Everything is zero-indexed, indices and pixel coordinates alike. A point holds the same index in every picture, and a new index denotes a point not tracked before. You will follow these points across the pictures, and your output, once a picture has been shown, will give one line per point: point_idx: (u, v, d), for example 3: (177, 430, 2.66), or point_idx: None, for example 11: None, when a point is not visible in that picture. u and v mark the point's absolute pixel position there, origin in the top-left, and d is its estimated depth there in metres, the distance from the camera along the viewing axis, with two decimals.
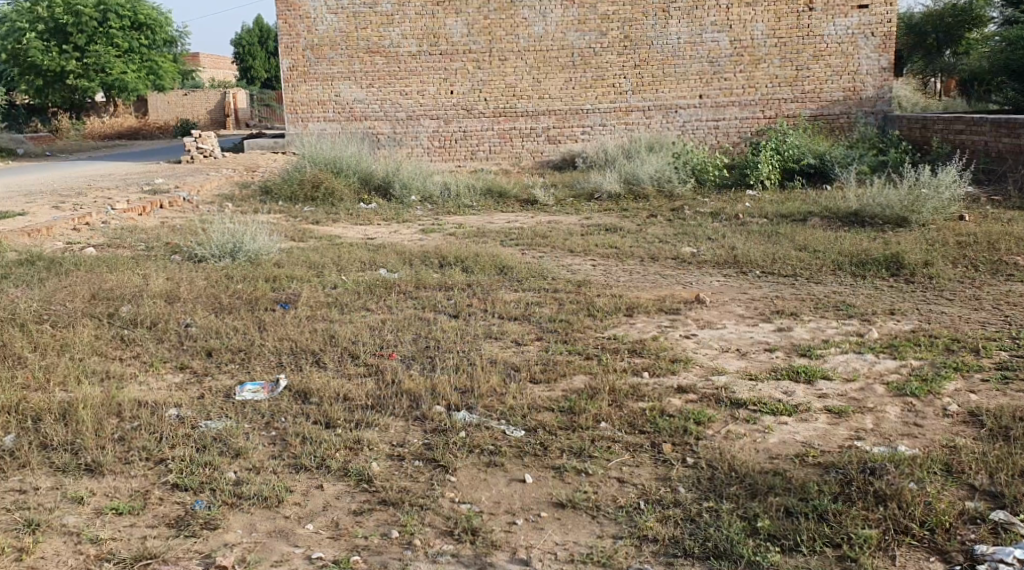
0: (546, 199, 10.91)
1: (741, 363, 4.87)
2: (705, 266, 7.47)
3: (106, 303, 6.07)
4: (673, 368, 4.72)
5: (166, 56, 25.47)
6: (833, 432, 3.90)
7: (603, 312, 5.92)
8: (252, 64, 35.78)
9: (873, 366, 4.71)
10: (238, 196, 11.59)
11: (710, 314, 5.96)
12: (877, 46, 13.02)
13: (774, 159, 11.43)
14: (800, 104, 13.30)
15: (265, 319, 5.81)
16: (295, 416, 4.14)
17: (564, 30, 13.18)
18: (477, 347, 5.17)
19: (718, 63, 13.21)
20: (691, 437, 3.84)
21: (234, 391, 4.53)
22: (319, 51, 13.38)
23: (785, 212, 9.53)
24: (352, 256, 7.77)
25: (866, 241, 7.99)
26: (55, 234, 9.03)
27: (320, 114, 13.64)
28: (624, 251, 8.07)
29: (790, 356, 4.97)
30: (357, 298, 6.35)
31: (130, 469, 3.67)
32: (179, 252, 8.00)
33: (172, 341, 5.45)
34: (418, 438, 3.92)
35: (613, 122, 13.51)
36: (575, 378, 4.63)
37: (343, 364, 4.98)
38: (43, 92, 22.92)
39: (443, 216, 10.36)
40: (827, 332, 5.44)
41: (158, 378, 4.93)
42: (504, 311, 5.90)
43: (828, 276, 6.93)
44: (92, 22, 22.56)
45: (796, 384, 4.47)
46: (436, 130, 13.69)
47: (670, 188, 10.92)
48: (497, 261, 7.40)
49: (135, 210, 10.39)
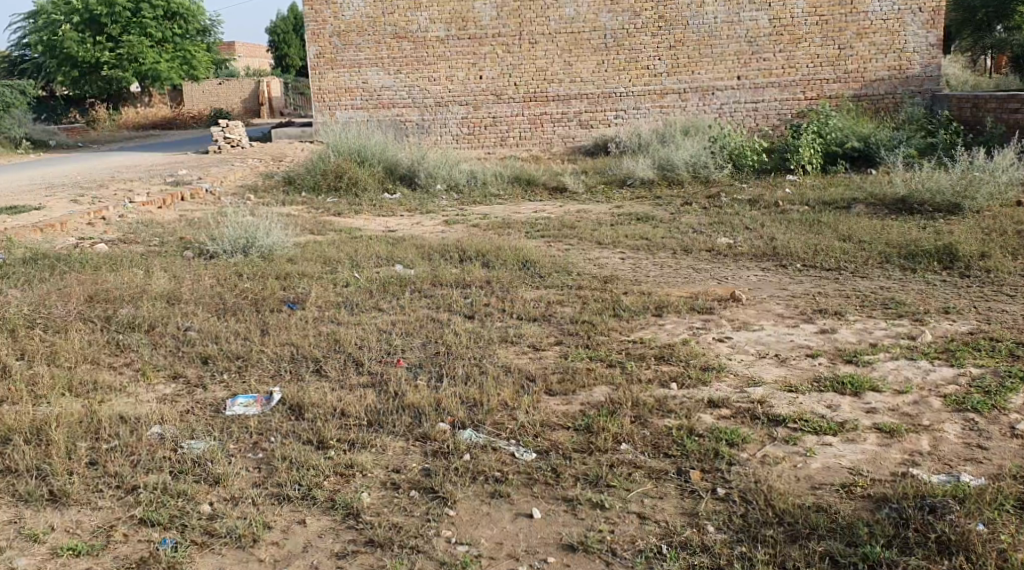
0: (576, 186, 10.46)
1: (780, 371, 4.42)
2: (741, 259, 7.00)
3: (105, 305, 5.75)
4: (704, 377, 4.27)
5: (201, 46, 25.11)
6: (884, 456, 3.45)
7: (631, 312, 5.48)
8: (287, 52, 35.59)
9: (928, 376, 4.24)
10: (262, 186, 11.27)
11: (747, 313, 5.50)
12: (926, 22, 12.33)
13: (816, 143, 10.87)
14: (842, 84, 12.71)
15: (269, 321, 5.45)
16: (284, 435, 3.78)
17: (596, 10, 12.69)
18: (492, 352, 4.77)
19: (756, 42, 12.64)
20: (722, 462, 3.42)
21: (224, 404, 4.16)
22: (346, 37, 13.03)
23: (827, 199, 9.02)
24: (370, 250, 7.39)
25: (915, 231, 7.49)
26: (70, 229, 8.74)
27: (347, 102, 13.30)
28: (656, 242, 7.62)
29: (835, 363, 4.50)
30: (369, 297, 5.97)
31: (97, 499, 3.38)
32: (191, 248, 7.67)
33: (167, 345, 5.11)
34: (416, 462, 3.54)
35: (648, 106, 13.02)
36: (595, 390, 4.22)
37: (345, 372, 4.59)
38: (80, 84, 22.75)
39: (469, 206, 9.97)
40: (875, 335, 4.96)
41: (147, 388, 4.59)
42: (525, 311, 5.50)
43: (875, 270, 6.46)
44: (125, 12, 22.40)
45: (841, 397, 4.02)
46: (465, 117, 13.28)
47: (706, 174, 10.40)
48: (521, 254, 6.99)
49: (154, 203, 10.10)
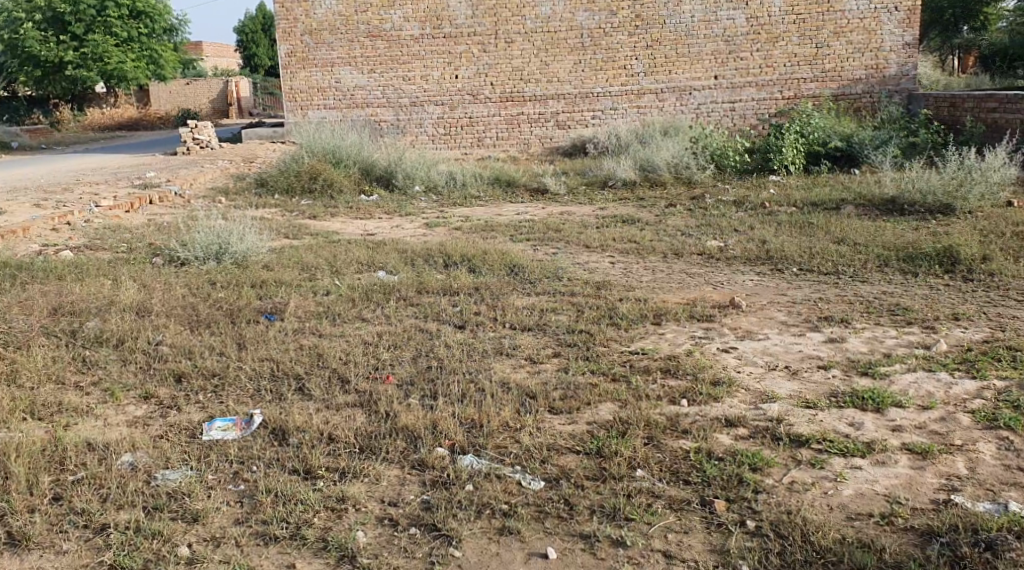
0: (557, 187, 10.20)
1: (794, 384, 4.17)
2: (735, 262, 6.76)
3: (69, 317, 5.39)
4: (715, 393, 4.02)
5: (167, 45, 24.60)
6: (920, 482, 3.26)
7: (628, 321, 5.22)
8: (256, 52, 35.08)
9: (951, 389, 4.04)
10: (233, 189, 10.89)
11: (750, 320, 5.26)
12: (902, 20, 12.19)
13: (799, 142, 10.68)
14: (821, 83, 12.51)
15: (246, 333, 5.13)
16: (267, 464, 3.50)
17: (572, 9, 12.44)
18: (486, 366, 4.49)
19: (734, 41, 12.44)
20: (748, 490, 3.21)
21: (200, 428, 3.88)
22: (318, 36, 12.69)
23: (815, 200, 8.80)
24: (349, 256, 7.07)
25: (910, 232, 7.28)
26: (32, 234, 8.33)
27: (320, 102, 12.95)
28: (645, 246, 7.36)
29: (851, 376, 4.26)
30: (351, 307, 5.66)
31: (62, 542, 3.09)
32: (160, 254, 7.33)
33: (137, 362, 4.78)
34: (414, 493, 3.28)
35: (625, 105, 12.78)
36: (601, 408, 3.96)
37: (329, 390, 4.29)
38: (43, 83, 22.19)
39: (449, 208, 9.69)
40: (887, 344, 4.72)
41: (116, 409, 4.27)
42: (516, 321, 5.22)
43: (875, 274, 6.23)
44: (90, 10, 21.90)
45: (863, 413, 3.80)
46: (441, 116, 12.97)
47: (688, 174, 10.16)
48: (507, 259, 6.71)
49: (122, 206, 9.71)
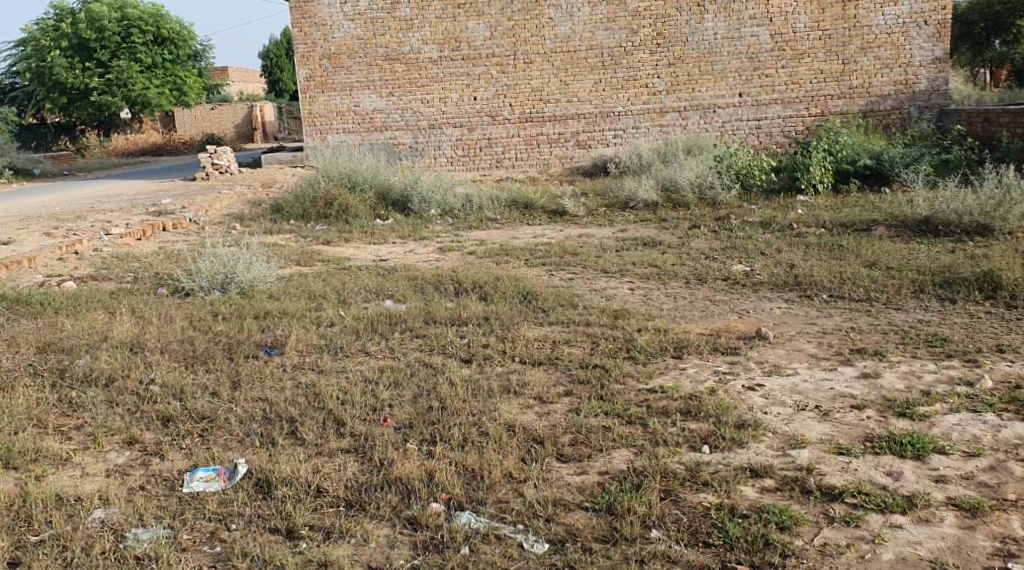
0: (577, 209, 9.90)
1: (825, 427, 3.82)
2: (761, 288, 6.42)
3: (59, 355, 5.14)
4: (739, 438, 3.69)
5: (192, 71, 24.62)
6: (971, 545, 3.09)
7: (647, 354, 4.89)
8: (280, 76, 35.16)
9: (1000, 433, 3.71)
10: (248, 214, 10.67)
11: (777, 353, 4.91)
12: (932, 35, 11.81)
13: (826, 160, 10.30)
14: (848, 100, 12.17)
15: (242, 370, 4.84)
16: (247, 521, 3.36)
17: (593, 28, 12.19)
18: (491, 407, 4.17)
19: (758, 58, 12.12)
20: (775, 555, 3.06)
21: (182, 478, 3.63)
22: (336, 60, 12.51)
23: (845, 221, 8.45)
24: (357, 283, 6.81)
25: (946, 255, 6.91)
26: (39, 264, 8.12)
27: (339, 125, 12.75)
28: (667, 271, 7.03)
29: (886, 417, 3.89)
30: (354, 339, 5.37)
31: None
32: (165, 284, 7.07)
33: (125, 404, 4.48)
34: (405, 557, 3.16)
35: (647, 124, 12.47)
36: (615, 455, 3.65)
37: (324, 434, 4.00)
38: (68, 110, 22.13)
39: (465, 231, 9.43)
40: (925, 380, 4.35)
41: (97, 458, 4.00)
42: (528, 355, 4.91)
43: (910, 300, 5.87)
44: (115, 36, 22.03)
45: (902, 461, 3.51)
46: (459, 138, 12.73)
47: (713, 195, 9.79)
48: (521, 286, 6.42)
49: (134, 234, 9.51)
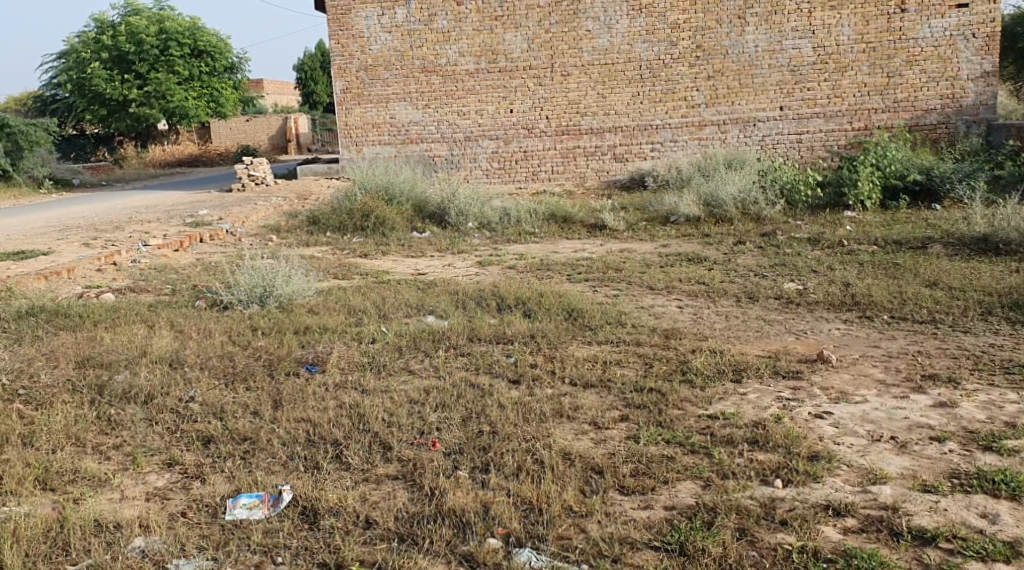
0: (617, 223, 9.69)
1: (904, 461, 3.59)
2: (817, 308, 6.17)
3: (96, 370, 4.99)
4: (814, 471, 3.48)
5: (228, 83, 24.68)
6: None
7: (703, 377, 4.66)
8: (314, 88, 35.29)
9: None
10: (284, 226, 10.54)
11: (843, 378, 4.66)
12: (981, 47, 11.48)
13: (874, 176, 10.02)
14: (892, 114, 11.86)
15: (282, 389, 4.67)
16: (294, 554, 3.21)
17: (631, 41, 12.00)
18: (545, 432, 3.96)
19: (801, 71, 11.86)
20: None
21: (224, 505, 3.47)
22: (373, 71, 12.40)
23: (897, 238, 8.16)
24: (397, 298, 6.63)
25: (1008, 275, 6.62)
26: (77, 275, 8.01)
27: (375, 137, 12.62)
28: (715, 288, 6.80)
29: (971, 451, 3.65)
30: (396, 357, 5.19)
31: None
32: (203, 297, 6.93)
33: (164, 423, 4.32)
34: None
35: (686, 137, 12.23)
36: (680, 488, 3.45)
37: (370, 458, 3.82)
38: (106, 121, 22.24)
39: (503, 245, 9.25)
40: (1007, 411, 4.10)
41: (136, 479, 3.85)
42: (578, 376, 4.70)
43: (977, 323, 5.60)
44: (153, 49, 22.13)
45: (996, 502, 3.30)
46: (496, 151, 12.56)
47: (757, 210, 9.53)
48: (566, 302, 6.21)
49: (171, 246, 9.40)
